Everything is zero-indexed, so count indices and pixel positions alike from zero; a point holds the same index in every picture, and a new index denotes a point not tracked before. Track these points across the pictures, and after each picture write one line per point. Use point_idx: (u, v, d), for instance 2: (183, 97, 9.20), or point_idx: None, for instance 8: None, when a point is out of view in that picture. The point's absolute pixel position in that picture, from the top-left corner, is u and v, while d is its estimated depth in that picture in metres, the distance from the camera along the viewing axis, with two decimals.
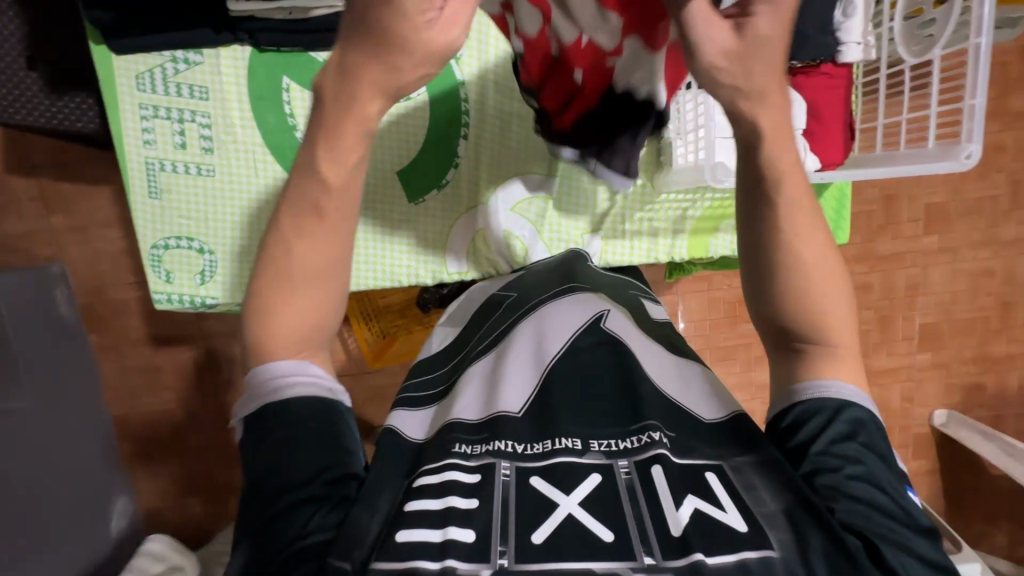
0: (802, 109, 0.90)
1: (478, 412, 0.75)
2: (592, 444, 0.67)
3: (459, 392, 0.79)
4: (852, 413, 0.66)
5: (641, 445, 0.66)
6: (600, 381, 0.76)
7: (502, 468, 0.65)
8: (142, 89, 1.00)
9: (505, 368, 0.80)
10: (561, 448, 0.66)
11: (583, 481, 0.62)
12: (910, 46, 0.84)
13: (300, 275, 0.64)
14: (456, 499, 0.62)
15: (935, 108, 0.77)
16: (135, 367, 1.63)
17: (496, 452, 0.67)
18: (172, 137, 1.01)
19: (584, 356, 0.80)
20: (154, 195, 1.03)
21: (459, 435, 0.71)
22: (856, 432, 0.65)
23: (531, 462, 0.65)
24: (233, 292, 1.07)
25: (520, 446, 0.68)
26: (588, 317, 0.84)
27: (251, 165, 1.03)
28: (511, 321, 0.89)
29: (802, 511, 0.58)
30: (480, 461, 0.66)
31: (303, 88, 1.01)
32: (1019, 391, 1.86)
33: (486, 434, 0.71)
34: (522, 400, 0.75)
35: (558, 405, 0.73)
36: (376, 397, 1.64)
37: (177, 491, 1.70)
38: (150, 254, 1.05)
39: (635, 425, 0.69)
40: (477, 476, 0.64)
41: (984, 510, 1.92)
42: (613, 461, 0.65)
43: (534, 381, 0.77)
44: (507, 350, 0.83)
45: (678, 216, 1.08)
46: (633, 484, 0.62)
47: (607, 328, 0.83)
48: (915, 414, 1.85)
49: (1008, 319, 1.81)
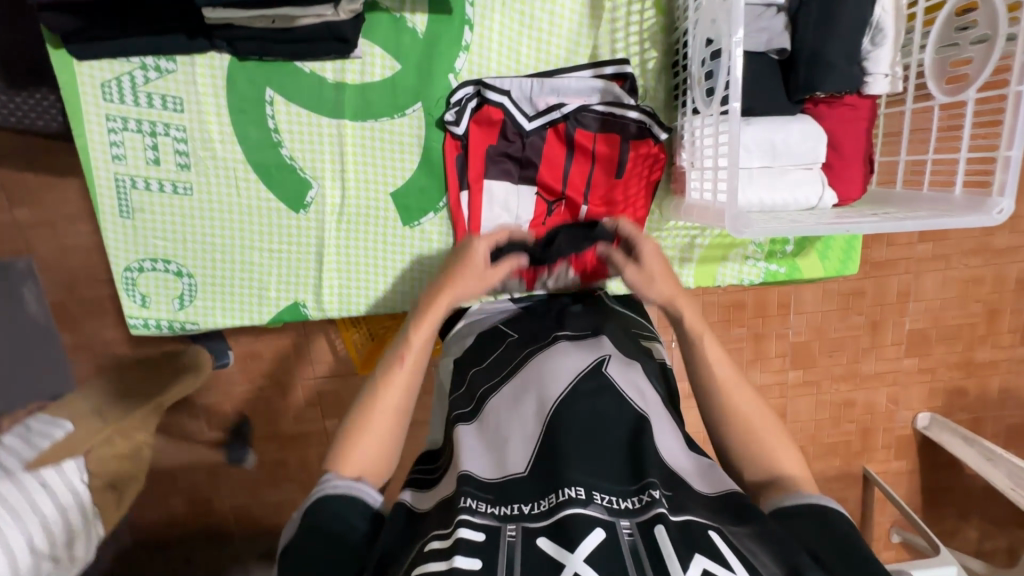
0: (822, 143, 0.86)
1: (489, 470, 0.68)
2: (595, 496, 0.62)
3: (458, 448, 0.72)
4: (834, 515, 0.65)
5: (642, 506, 0.61)
6: (606, 435, 0.69)
7: (507, 529, 0.59)
8: (109, 99, 0.91)
9: (508, 424, 0.73)
10: (566, 500, 0.60)
11: (589, 536, 0.57)
12: (940, 83, 0.81)
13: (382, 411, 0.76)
14: (462, 558, 0.56)
15: (968, 154, 0.74)
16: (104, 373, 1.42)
17: (504, 515, 0.62)
18: (144, 153, 0.93)
19: (588, 402, 0.72)
20: (126, 214, 0.96)
21: (468, 488, 0.65)
22: (842, 531, 0.63)
23: (537, 521, 0.60)
24: (214, 317, 1.01)
25: (526, 507, 0.62)
26: (589, 363, 0.77)
27: (231, 184, 0.96)
28: (504, 375, 0.82)
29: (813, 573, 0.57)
30: (487, 520, 0.61)
31: (288, 101, 0.93)
32: (999, 396, 1.67)
33: (495, 495, 0.65)
34: (526, 458, 0.68)
35: (565, 454, 0.66)
36: (337, 407, 1.47)
37: (155, 492, 1.54)
38: (123, 277, 0.99)
39: (635, 484, 0.63)
40: (483, 535, 0.59)
41: (960, 509, 1.74)
42: (617, 520, 0.59)
43: (535, 437, 0.70)
44: (507, 404, 0.76)
45: (686, 243, 1.04)
46: (637, 547, 0.56)
47: (609, 373, 0.76)
48: (900, 415, 1.67)
49: (995, 326, 1.61)
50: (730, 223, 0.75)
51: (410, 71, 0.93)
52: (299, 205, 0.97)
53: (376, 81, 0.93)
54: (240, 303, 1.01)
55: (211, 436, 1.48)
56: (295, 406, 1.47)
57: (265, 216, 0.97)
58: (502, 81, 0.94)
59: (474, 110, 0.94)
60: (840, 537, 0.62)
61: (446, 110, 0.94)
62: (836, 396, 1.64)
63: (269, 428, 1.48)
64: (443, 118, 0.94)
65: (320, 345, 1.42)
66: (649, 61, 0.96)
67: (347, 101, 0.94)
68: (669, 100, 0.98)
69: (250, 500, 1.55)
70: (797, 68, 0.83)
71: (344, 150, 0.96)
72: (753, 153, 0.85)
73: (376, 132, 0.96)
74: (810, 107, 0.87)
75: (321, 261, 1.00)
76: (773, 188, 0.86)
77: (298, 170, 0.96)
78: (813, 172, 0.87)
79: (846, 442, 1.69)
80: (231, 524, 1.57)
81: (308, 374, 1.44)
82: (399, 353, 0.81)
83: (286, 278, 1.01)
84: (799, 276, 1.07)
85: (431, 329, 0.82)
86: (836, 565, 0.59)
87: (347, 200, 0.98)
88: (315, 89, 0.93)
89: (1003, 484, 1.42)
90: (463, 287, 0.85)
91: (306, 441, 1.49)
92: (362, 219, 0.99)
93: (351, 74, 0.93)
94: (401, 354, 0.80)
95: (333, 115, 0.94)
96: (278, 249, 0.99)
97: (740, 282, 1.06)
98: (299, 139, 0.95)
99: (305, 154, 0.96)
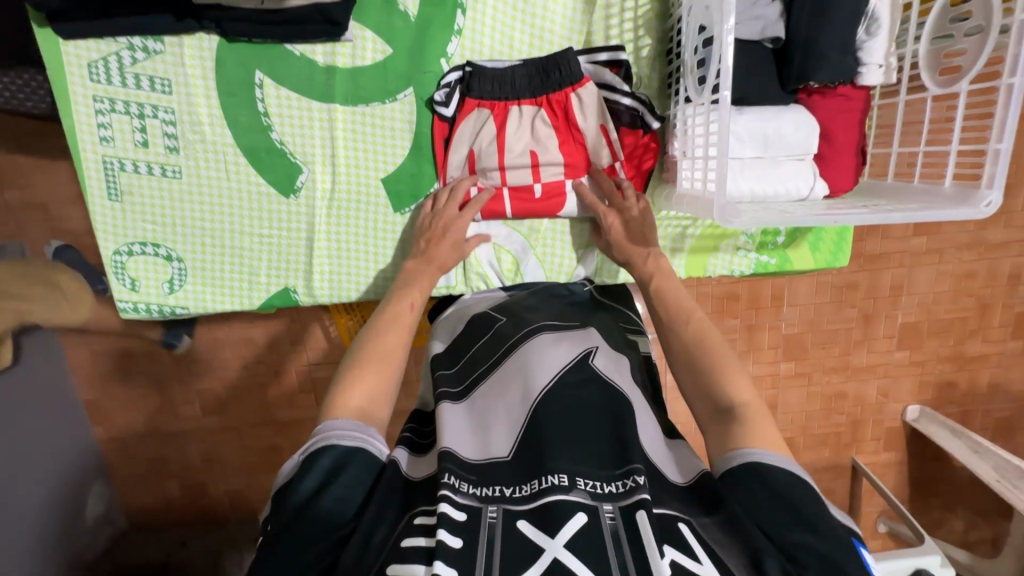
0: (814, 134, 0.85)
1: (472, 452, 0.69)
2: (578, 481, 0.62)
3: (440, 427, 0.72)
4: (769, 472, 0.64)
5: (626, 490, 0.61)
6: (591, 423, 0.70)
7: (488, 510, 0.60)
8: (96, 79, 0.90)
9: (494, 410, 0.74)
10: (549, 487, 0.61)
11: (570, 521, 0.57)
12: (935, 75, 0.81)
13: (389, 353, 0.78)
14: (445, 533, 0.57)
15: (959, 146, 0.74)
16: (101, 356, 1.42)
17: (485, 497, 0.62)
18: (132, 135, 0.93)
19: (573, 394, 0.72)
20: (114, 197, 0.95)
21: (451, 466, 0.65)
22: (781, 485, 0.63)
23: (518, 505, 0.61)
24: (204, 301, 1.01)
25: (508, 489, 0.63)
26: (576, 354, 0.78)
27: (220, 167, 0.95)
28: (491, 364, 0.82)
29: (772, 558, 0.57)
30: (468, 500, 0.61)
31: (278, 84, 0.92)
32: (989, 390, 1.68)
33: (477, 476, 0.65)
34: (510, 442, 0.69)
35: (547, 440, 0.67)
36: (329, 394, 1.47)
37: (151, 475, 1.54)
38: (112, 260, 0.98)
39: (621, 469, 0.64)
40: (465, 515, 0.59)
41: (946, 500, 1.75)
42: (600, 504, 0.60)
43: (520, 423, 0.70)
44: (494, 393, 0.76)
45: (678, 233, 1.04)
46: (618, 532, 0.57)
47: (595, 366, 0.76)
48: (888, 407, 1.68)
49: (987, 321, 1.61)
50: (719, 212, 0.74)
51: (401, 57, 0.92)
52: (290, 189, 0.97)
53: (367, 65, 0.92)
54: (231, 287, 1.01)
55: (205, 421, 1.49)
56: (286, 392, 1.47)
57: (256, 201, 0.97)
58: (499, 65, 0.94)
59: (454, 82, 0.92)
60: (781, 496, 0.62)
61: (435, 90, 0.93)
62: (825, 388, 1.65)
63: (263, 414, 1.49)
64: (433, 97, 0.93)
65: (313, 332, 1.41)
66: (644, 48, 0.95)
67: (338, 85, 0.93)
68: (662, 89, 0.98)
69: (244, 485, 1.56)
70: (791, 57, 0.82)
71: (335, 134, 0.95)
72: (744, 143, 0.85)
73: (367, 117, 0.95)
74: (804, 97, 0.87)
75: (311, 245, 0.99)
76: (764, 179, 0.86)
77: (288, 154, 0.95)
78: (805, 163, 0.87)
79: (836, 433, 1.70)
80: (225, 508, 1.58)
81: (302, 361, 1.44)
82: (402, 305, 0.85)
83: (277, 262, 1.00)
84: (790, 267, 1.07)
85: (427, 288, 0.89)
86: (781, 529, 0.60)
87: (337, 184, 0.97)
88: (304, 72, 0.92)
89: (989, 475, 1.43)
90: (444, 254, 0.92)
91: (300, 427, 1.50)
92: (352, 205, 0.98)
93: (341, 58, 0.91)
94: (408, 300, 0.86)
95: (324, 99, 0.93)
96: (268, 234, 0.99)
97: (732, 272, 1.06)
98: (290, 123, 0.94)
99: (295, 138, 0.95)
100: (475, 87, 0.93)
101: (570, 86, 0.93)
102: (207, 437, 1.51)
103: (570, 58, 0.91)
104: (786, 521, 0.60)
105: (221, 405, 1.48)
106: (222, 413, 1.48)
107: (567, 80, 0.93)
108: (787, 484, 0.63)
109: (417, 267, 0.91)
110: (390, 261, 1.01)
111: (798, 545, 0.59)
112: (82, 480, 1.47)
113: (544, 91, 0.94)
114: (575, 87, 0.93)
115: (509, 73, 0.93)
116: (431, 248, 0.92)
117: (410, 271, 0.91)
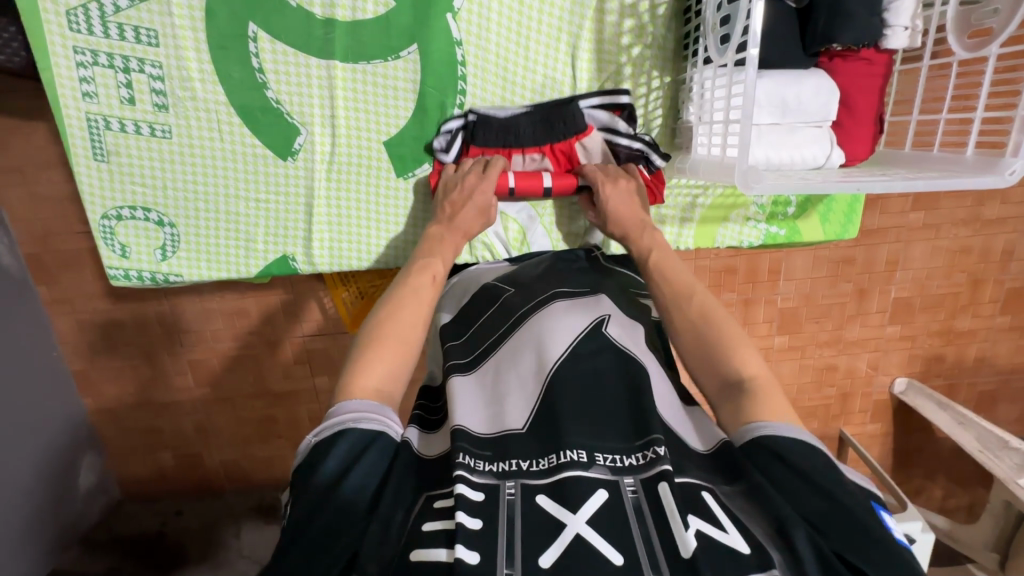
0: (835, 100, 0.83)
1: (486, 427, 0.69)
2: (597, 457, 0.62)
3: (453, 401, 0.72)
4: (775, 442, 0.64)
5: (646, 463, 0.61)
6: (608, 394, 0.69)
7: (506, 487, 0.60)
8: (75, 29, 0.83)
9: (507, 381, 0.73)
10: (567, 462, 0.61)
11: (590, 498, 0.57)
12: (961, 38, 0.78)
13: (409, 320, 0.77)
14: (464, 516, 0.56)
15: (984, 114, 0.72)
16: (88, 327, 1.38)
17: (503, 472, 0.62)
18: (117, 90, 0.87)
19: (588, 362, 0.72)
20: (100, 157, 0.90)
21: (464, 444, 0.65)
22: (798, 455, 0.62)
23: (536, 479, 0.61)
24: (199, 269, 0.97)
25: (525, 463, 0.63)
26: (589, 323, 0.77)
27: (212, 128, 0.90)
28: (502, 333, 0.80)
29: (799, 528, 0.57)
30: (485, 479, 0.61)
31: (274, 39, 0.87)
32: (976, 363, 1.70)
33: (493, 451, 0.65)
34: (525, 413, 0.69)
35: (563, 413, 0.66)
36: (324, 365, 1.45)
37: (145, 446, 1.53)
38: (100, 225, 0.94)
39: (640, 440, 0.64)
40: (482, 495, 0.59)
41: (927, 470, 1.80)
42: (620, 478, 0.60)
43: (535, 395, 0.70)
44: (506, 363, 0.76)
45: (687, 203, 1.02)
46: (641, 505, 0.57)
47: (609, 334, 0.76)
48: (877, 380, 1.71)
49: (978, 296, 1.62)
50: (740, 180, 0.72)
51: (405, 9, 0.87)
52: (287, 152, 0.92)
53: (368, 19, 0.87)
54: (225, 256, 0.97)
55: (198, 392, 1.46)
56: (280, 364, 1.44)
57: (250, 164, 0.92)
58: (505, 112, 0.93)
59: (455, 130, 0.92)
60: (794, 466, 0.62)
61: (435, 136, 0.93)
62: (818, 361, 1.67)
63: (257, 384, 1.47)
64: (433, 142, 0.93)
65: (309, 302, 1.38)
66: (660, 6, 0.90)
67: (337, 40, 0.87)
68: (678, 50, 0.93)
69: (239, 455, 1.55)
70: (815, 17, 0.79)
71: (334, 94, 0.90)
72: (764, 108, 0.83)
73: (367, 76, 0.90)
74: (824, 61, 0.84)
75: (310, 211, 0.96)
76: (782, 147, 0.84)
77: (285, 114, 0.90)
78: (823, 131, 0.85)
79: (826, 405, 1.73)
80: (221, 477, 1.58)
81: (296, 331, 1.41)
82: (429, 269, 0.83)
83: (275, 230, 0.96)
84: (798, 239, 1.06)
85: (452, 253, 0.86)
86: (806, 501, 0.60)
87: (337, 148, 0.93)
88: (301, 26, 0.86)
89: (972, 446, 1.47)
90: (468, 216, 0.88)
91: (295, 397, 1.48)
92: (353, 170, 0.94)
93: (341, 10, 0.86)
94: (428, 270, 0.83)
95: (322, 55, 0.88)
96: (266, 199, 0.95)
97: (739, 243, 1.05)
98: (286, 81, 0.89)
99: (293, 97, 0.90)
100: (479, 135, 0.92)
101: (575, 137, 0.93)
102: (200, 409, 1.49)
103: (575, 111, 0.92)
104: (809, 493, 0.60)
105: (213, 377, 1.45)
106: (214, 384, 1.46)
107: (570, 130, 0.92)
108: (805, 453, 0.63)
109: (441, 233, 0.87)
110: (402, 233, 0.98)
111: (823, 513, 0.59)
112: (73, 452, 1.45)
113: (547, 140, 0.93)
114: (579, 136, 0.93)
115: (513, 121, 0.92)
116: (456, 211, 0.88)
117: (432, 235, 0.87)
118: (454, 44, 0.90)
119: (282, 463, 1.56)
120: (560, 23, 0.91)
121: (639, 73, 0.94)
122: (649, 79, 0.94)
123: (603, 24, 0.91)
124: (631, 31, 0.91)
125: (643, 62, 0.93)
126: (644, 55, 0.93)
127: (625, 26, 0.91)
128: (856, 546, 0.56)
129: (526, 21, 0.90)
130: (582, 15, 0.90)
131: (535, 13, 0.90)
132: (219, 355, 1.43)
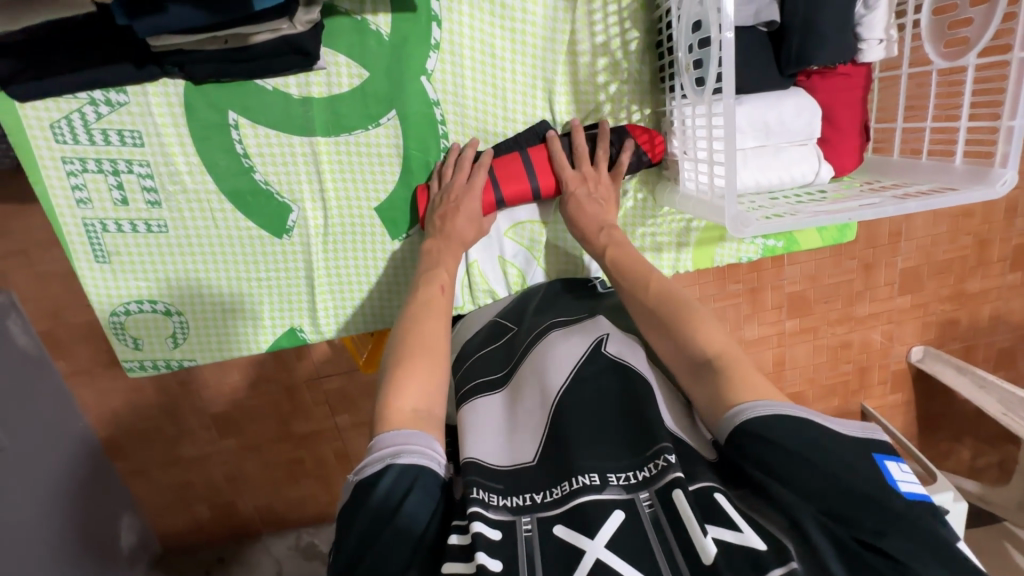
0: (816, 118, 0.83)
1: (502, 460, 0.70)
2: (609, 477, 0.63)
3: (464, 432, 0.73)
4: (759, 425, 0.62)
5: (658, 472, 0.62)
6: (608, 416, 0.70)
7: (522, 522, 0.61)
8: (61, 140, 0.85)
9: (514, 414, 0.75)
10: (579, 488, 0.62)
11: (608, 520, 0.59)
12: (938, 46, 0.81)
13: (428, 340, 0.75)
14: (485, 556, 0.57)
15: (969, 123, 0.74)
16: (108, 394, 1.40)
17: (518, 507, 0.63)
18: (109, 193, 0.89)
19: (591, 384, 0.74)
20: (102, 259, 0.92)
21: (476, 479, 0.65)
22: (782, 434, 0.61)
23: (550, 510, 0.62)
24: (211, 352, 0.99)
25: (539, 495, 0.64)
26: (588, 345, 0.79)
27: (206, 216, 0.91)
28: (507, 371, 0.83)
29: (808, 515, 0.57)
30: (501, 514, 0.62)
31: (255, 123, 0.87)
32: (990, 322, 1.69)
33: (505, 484, 0.66)
34: (535, 446, 0.70)
35: (572, 439, 0.68)
36: (341, 405, 1.47)
37: (178, 501, 1.56)
38: (110, 322, 0.96)
39: (649, 451, 0.65)
40: (499, 533, 0.60)
41: (952, 432, 1.79)
42: (635, 496, 0.62)
43: (543, 425, 0.72)
44: (514, 398, 0.78)
45: (682, 228, 1.02)
46: (659, 519, 0.59)
47: (609, 353, 0.77)
48: (892, 352, 1.69)
49: (986, 257, 1.60)
50: (731, 225, 0.73)
51: (379, 78, 0.88)
52: (281, 230, 0.94)
53: (345, 91, 0.88)
54: (233, 335, 0.99)
55: (222, 444, 1.49)
56: (298, 409, 1.46)
57: (247, 246, 0.94)
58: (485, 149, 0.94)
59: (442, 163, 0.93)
60: (791, 452, 0.60)
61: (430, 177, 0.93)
62: (832, 339, 1.65)
63: (278, 430, 1.49)
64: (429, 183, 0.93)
65: (319, 347, 1.40)
66: (631, 41, 0.90)
67: (316, 115, 0.88)
68: (654, 82, 0.93)
69: (270, 499, 1.58)
70: (787, 41, 0.78)
71: (321, 168, 0.91)
72: (745, 133, 0.82)
73: (350, 147, 0.91)
74: (804, 80, 0.84)
75: (312, 283, 0.97)
76: (769, 169, 0.84)
77: (275, 194, 0.92)
78: (808, 147, 0.85)
79: (844, 382, 1.72)
80: (256, 523, 1.61)
81: (311, 375, 1.43)
82: (438, 279, 0.84)
83: (279, 305, 0.98)
84: (797, 247, 1.07)
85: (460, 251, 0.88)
86: (807, 479, 0.59)
87: (331, 219, 0.94)
88: (280, 107, 0.87)
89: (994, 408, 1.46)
90: (463, 228, 0.88)
91: (316, 438, 1.50)
92: (348, 238, 0.95)
93: (316, 87, 0.87)
94: (436, 281, 0.84)
95: (304, 132, 0.89)
96: (266, 277, 0.96)
97: (739, 259, 1.06)
98: (272, 162, 0.90)
99: (280, 176, 0.91)
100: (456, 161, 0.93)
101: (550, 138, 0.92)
102: (226, 461, 1.51)
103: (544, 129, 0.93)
104: (806, 471, 0.59)
105: (234, 428, 1.47)
106: (235, 434, 1.48)
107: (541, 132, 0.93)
108: (787, 428, 0.61)
109: (439, 246, 0.88)
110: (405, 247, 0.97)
111: (832, 493, 0.57)
112: (109, 515, 1.48)
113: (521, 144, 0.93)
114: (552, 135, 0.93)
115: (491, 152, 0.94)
116: (447, 222, 0.88)
117: (430, 251, 0.87)
118: (432, 105, 0.90)
119: (313, 502, 1.59)
120: (534, 72, 0.91)
121: (619, 108, 0.94)
122: (629, 113, 0.94)
123: (578, 64, 0.91)
124: (606, 69, 0.91)
125: (622, 97, 0.93)
126: (621, 91, 0.93)
127: (599, 65, 0.91)
128: (874, 525, 0.55)
129: (498, 70, 0.90)
130: (555, 59, 0.91)
131: (507, 61, 0.90)
132: (237, 409, 1.45)
